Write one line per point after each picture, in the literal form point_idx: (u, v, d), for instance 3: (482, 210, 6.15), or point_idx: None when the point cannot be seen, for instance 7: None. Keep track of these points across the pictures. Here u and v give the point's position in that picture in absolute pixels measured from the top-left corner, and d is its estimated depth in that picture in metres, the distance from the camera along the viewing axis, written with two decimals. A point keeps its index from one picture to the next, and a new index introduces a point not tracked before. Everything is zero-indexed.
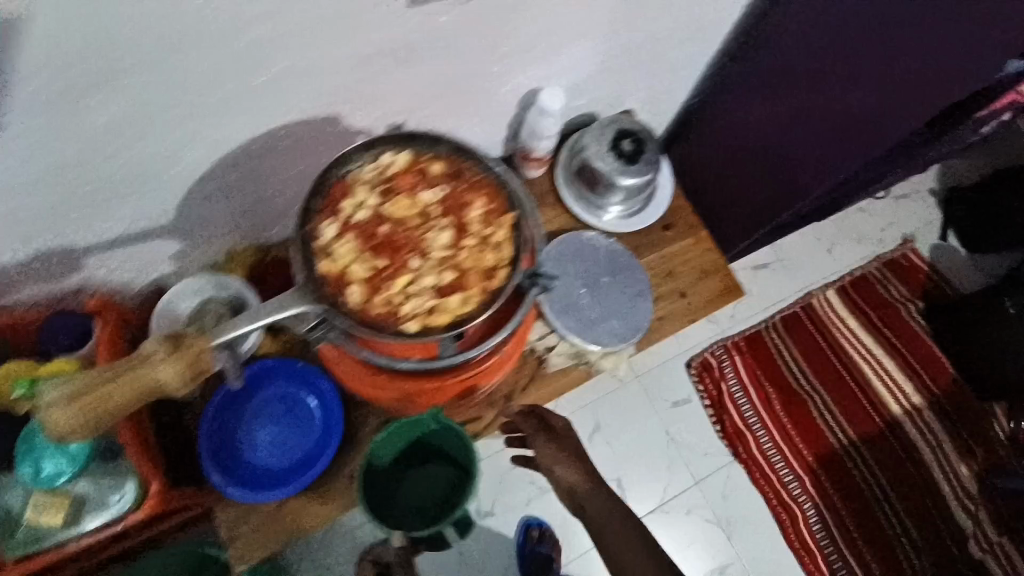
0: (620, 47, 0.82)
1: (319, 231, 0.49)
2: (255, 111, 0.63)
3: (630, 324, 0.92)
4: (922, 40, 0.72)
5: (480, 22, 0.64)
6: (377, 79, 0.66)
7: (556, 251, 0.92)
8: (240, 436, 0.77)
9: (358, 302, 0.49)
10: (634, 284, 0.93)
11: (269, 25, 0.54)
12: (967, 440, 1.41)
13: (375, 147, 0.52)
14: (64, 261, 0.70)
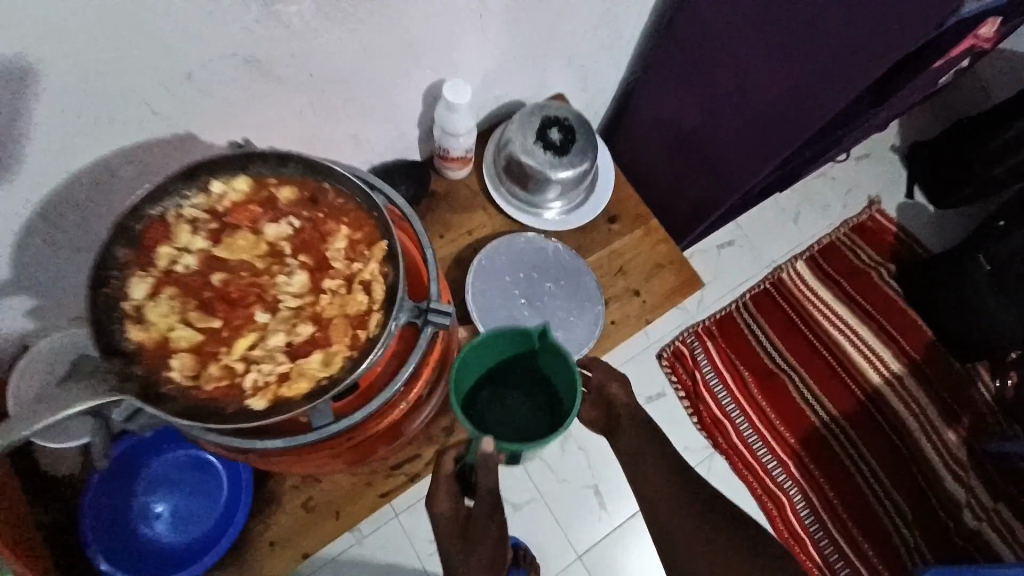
0: (533, 23, 0.72)
1: (136, 289, 0.43)
2: (79, 139, 0.52)
3: (577, 335, 0.81)
4: None
5: (346, 6, 0.53)
6: (231, 86, 0.54)
7: (493, 256, 0.82)
8: (135, 516, 0.69)
9: (190, 370, 0.43)
10: (582, 290, 0.83)
11: (59, 31, 0.43)
12: (949, 404, 1.36)
13: (204, 177, 0.45)
14: None
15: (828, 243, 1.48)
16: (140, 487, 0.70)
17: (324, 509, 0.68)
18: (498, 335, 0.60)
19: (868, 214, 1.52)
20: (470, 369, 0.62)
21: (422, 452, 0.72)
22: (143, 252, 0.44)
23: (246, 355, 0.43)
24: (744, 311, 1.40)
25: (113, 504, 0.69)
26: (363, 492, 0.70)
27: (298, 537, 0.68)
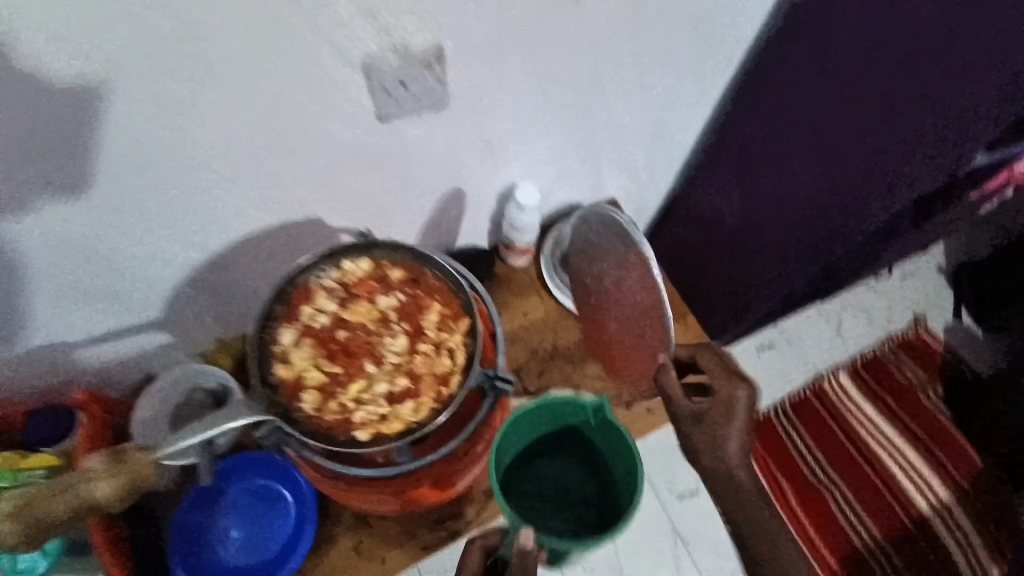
0: (592, 143, 0.87)
1: (278, 338, 0.57)
2: (233, 212, 0.67)
3: None
4: None
5: (450, 129, 0.69)
6: (354, 181, 0.70)
7: None
8: (210, 536, 0.75)
9: (312, 406, 0.55)
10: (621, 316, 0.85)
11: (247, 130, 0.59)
12: (1003, 542, 1.27)
13: (337, 257, 0.59)
14: (55, 352, 0.73)
15: (873, 356, 1.49)
16: (214, 510, 0.76)
17: (368, 555, 0.75)
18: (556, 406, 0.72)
19: (915, 331, 1.53)
20: (518, 436, 0.73)
21: (465, 509, 0.78)
22: (290, 309, 0.58)
23: (356, 398, 0.56)
24: (783, 415, 1.41)
25: (193, 524, 0.75)
26: (405, 542, 0.76)
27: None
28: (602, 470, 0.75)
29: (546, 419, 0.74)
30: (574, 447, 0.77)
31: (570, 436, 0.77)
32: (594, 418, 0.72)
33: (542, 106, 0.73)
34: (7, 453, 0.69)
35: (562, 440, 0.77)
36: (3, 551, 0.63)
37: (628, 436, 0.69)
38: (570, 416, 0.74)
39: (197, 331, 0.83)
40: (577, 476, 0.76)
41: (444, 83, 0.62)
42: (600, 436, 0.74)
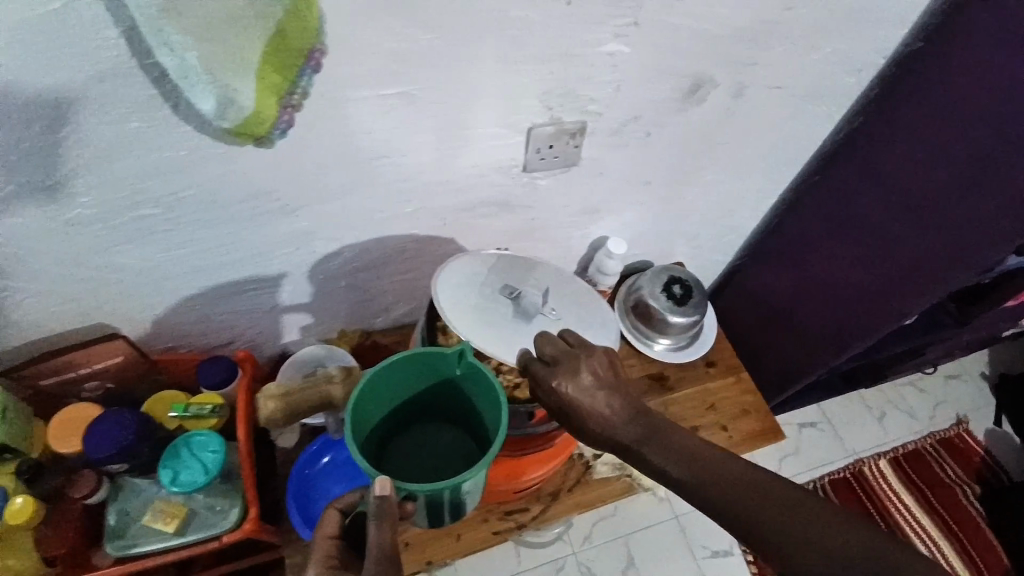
0: (679, 211, 1.02)
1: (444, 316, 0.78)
2: (392, 231, 0.82)
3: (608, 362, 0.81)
4: (917, 243, 0.90)
5: (573, 183, 0.86)
6: (487, 218, 0.86)
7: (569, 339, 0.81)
8: (314, 490, 0.87)
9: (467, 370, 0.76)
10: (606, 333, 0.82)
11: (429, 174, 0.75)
12: None
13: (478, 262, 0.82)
14: (226, 322, 0.87)
15: (914, 450, 1.54)
16: (321, 469, 0.87)
17: (447, 531, 0.89)
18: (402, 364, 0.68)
19: (955, 430, 1.59)
20: (376, 400, 0.70)
21: (529, 507, 0.92)
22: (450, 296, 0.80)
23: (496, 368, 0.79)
24: (820, 492, 1.45)
25: (301, 476, 0.87)
26: (479, 525, 0.90)
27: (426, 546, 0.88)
28: (478, 428, 0.74)
29: (402, 382, 0.71)
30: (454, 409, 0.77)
31: (440, 401, 0.76)
32: (458, 366, 0.69)
33: (647, 180, 0.91)
34: (177, 391, 0.82)
35: (439, 404, 0.77)
36: (173, 463, 0.74)
37: (490, 378, 0.67)
38: (439, 369, 0.70)
39: (328, 321, 0.98)
40: (459, 438, 0.77)
41: (578, 151, 0.80)
42: (470, 389, 0.71)
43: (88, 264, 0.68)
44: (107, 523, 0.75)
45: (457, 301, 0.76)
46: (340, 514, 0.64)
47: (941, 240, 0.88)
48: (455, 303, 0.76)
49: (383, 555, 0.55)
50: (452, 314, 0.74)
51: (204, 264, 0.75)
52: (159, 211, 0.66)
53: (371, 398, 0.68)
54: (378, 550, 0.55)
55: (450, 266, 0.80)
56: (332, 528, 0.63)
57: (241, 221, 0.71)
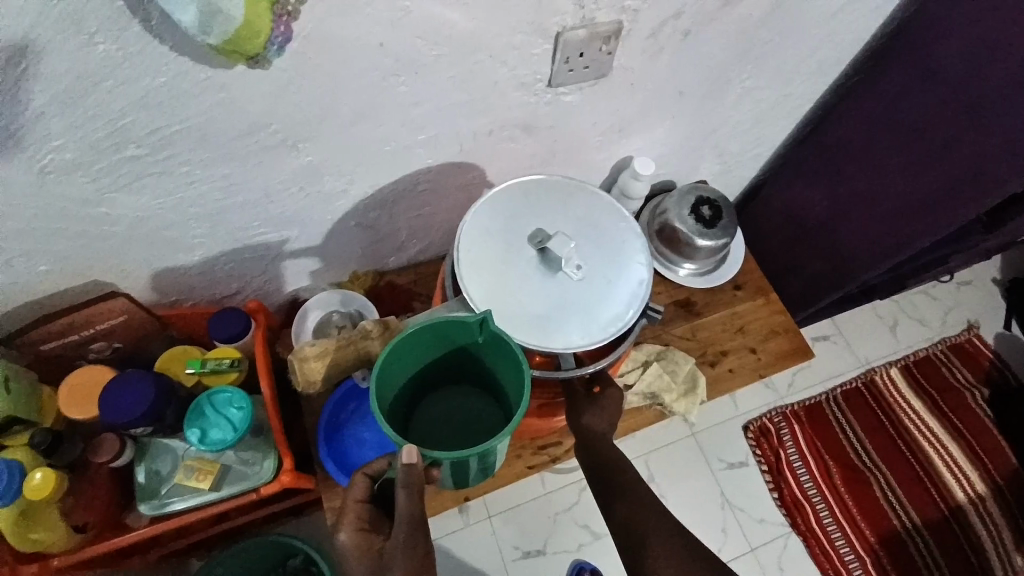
0: (709, 123, 0.94)
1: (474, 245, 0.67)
2: (405, 163, 0.74)
3: (623, 302, 0.64)
4: (973, 148, 0.83)
5: (601, 100, 0.77)
6: (507, 142, 0.78)
7: (605, 272, 0.65)
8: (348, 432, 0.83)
9: None
10: (633, 276, 0.65)
11: (445, 94, 0.66)
12: None
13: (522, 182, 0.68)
14: (231, 270, 0.80)
15: (925, 356, 1.57)
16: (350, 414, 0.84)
17: None
18: (421, 333, 0.60)
19: (966, 336, 1.61)
20: (394, 371, 0.62)
21: (562, 440, 0.91)
22: None
23: None
24: (832, 403, 1.50)
25: (334, 420, 0.84)
26: (514, 462, 0.89)
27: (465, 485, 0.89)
28: (500, 393, 0.67)
29: (422, 349, 0.62)
30: (476, 372, 0.69)
31: (462, 363, 0.68)
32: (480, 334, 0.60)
33: (680, 90, 0.83)
34: (190, 347, 0.78)
35: (460, 366, 0.69)
36: (197, 423, 0.69)
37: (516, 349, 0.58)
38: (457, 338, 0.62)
39: (340, 264, 0.92)
40: (481, 402, 0.70)
41: (610, 59, 0.70)
42: (492, 355, 0.63)
43: (73, 217, 0.61)
44: (138, 483, 0.72)
45: (479, 255, 0.64)
46: (368, 480, 0.64)
47: (999, 147, 0.80)
48: (475, 258, 0.63)
49: (413, 519, 0.56)
50: (467, 274, 0.63)
51: (203, 211, 0.67)
52: (145, 151, 0.57)
53: (392, 365, 0.61)
54: (408, 517, 0.55)
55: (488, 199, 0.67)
56: (360, 492, 0.63)
57: (237, 160, 0.63)
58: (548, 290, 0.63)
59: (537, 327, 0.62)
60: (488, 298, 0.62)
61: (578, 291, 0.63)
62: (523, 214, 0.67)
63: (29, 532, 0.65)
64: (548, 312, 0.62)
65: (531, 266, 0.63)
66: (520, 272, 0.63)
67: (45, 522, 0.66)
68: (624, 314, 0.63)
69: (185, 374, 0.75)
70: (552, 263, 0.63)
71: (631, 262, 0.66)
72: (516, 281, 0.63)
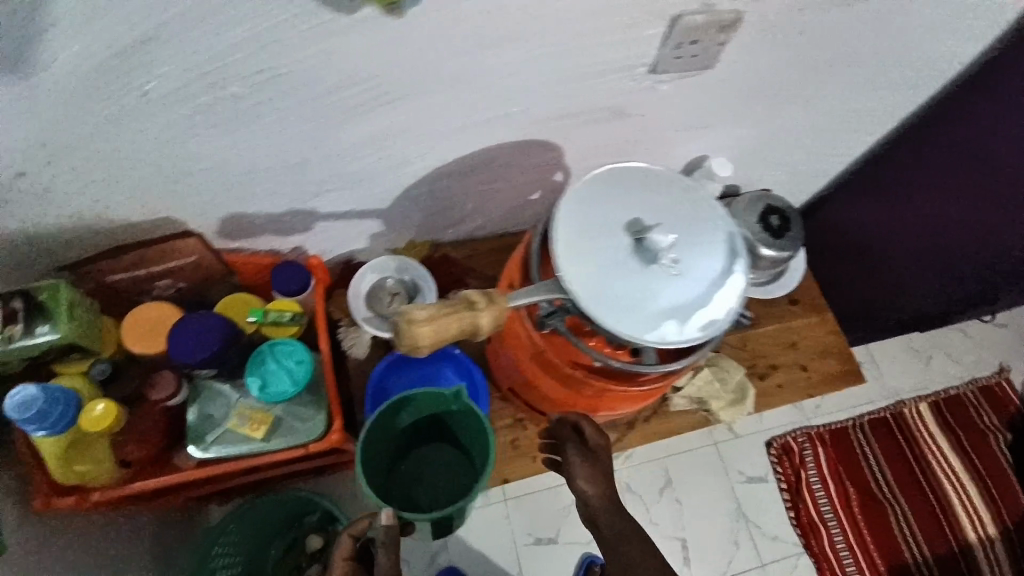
0: (791, 130, 0.91)
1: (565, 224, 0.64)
2: (490, 135, 0.72)
3: (713, 305, 0.59)
4: None
5: (694, 92, 0.75)
6: (592, 125, 0.76)
7: (701, 271, 0.60)
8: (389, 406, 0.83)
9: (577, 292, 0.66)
10: (728, 280, 0.60)
11: (547, 67, 0.63)
12: None
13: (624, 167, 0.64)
14: (297, 223, 0.78)
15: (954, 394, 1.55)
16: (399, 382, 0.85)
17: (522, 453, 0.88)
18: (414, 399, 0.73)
19: (998, 378, 1.58)
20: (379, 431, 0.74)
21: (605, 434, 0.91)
22: None
23: None
24: (857, 430, 1.48)
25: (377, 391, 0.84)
26: None
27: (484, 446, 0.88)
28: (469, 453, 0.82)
29: (408, 413, 0.76)
30: (443, 432, 0.83)
31: (439, 426, 0.82)
32: (453, 404, 0.74)
33: (774, 92, 0.80)
34: (250, 295, 0.76)
35: (439, 429, 0.82)
36: (259, 372, 0.68)
37: (483, 422, 0.71)
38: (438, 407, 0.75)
39: (400, 230, 0.90)
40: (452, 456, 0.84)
41: (718, 51, 0.67)
42: (461, 421, 0.76)
43: (159, 151, 0.59)
44: (190, 423, 0.71)
45: (574, 238, 0.59)
46: (351, 540, 0.74)
47: None
48: (569, 241, 0.58)
49: None
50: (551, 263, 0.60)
51: (284, 160, 0.66)
52: (245, 91, 0.55)
53: (382, 425, 0.74)
54: None
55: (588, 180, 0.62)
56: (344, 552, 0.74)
57: (330, 111, 0.60)
58: (640, 282, 0.58)
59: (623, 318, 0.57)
60: (579, 280, 0.57)
61: (670, 286, 0.58)
62: (618, 199, 0.62)
63: (74, 464, 0.63)
64: (636, 303, 0.58)
65: (626, 257, 0.58)
66: (615, 260, 0.58)
67: (88, 453, 0.64)
68: (716, 318, 0.59)
69: (246, 322, 0.74)
70: (648, 255, 0.58)
71: (726, 269, 0.61)
72: (611, 269, 0.58)
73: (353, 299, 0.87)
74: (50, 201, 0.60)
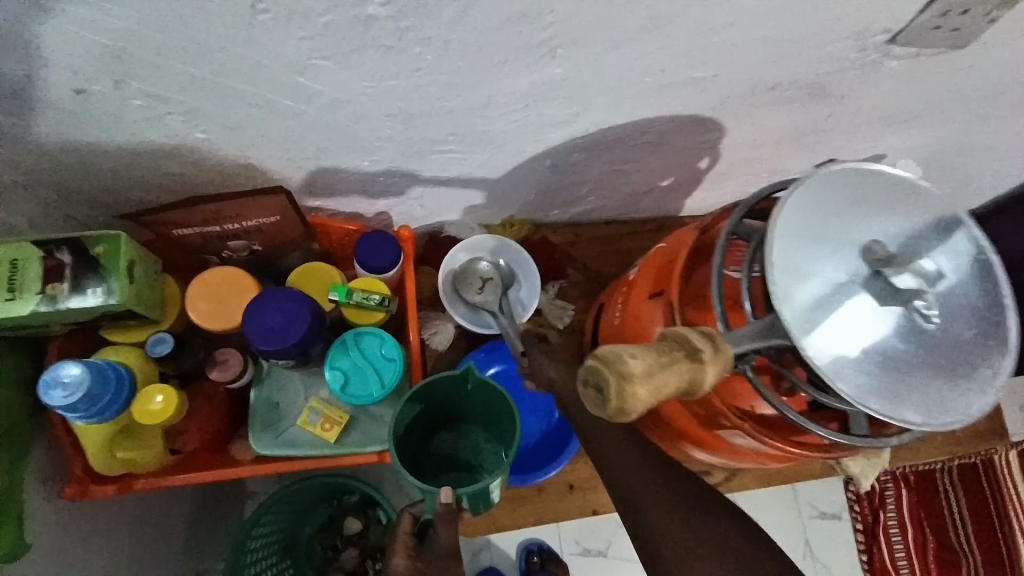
0: (994, 139, 0.74)
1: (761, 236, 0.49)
2: (655, 104, 0.57)
3: (963, 372, 0.43)
4: None
5: (918, 78, 0.58)
6: (776, 106, 0.60)
7: (952, 324, 0.43)
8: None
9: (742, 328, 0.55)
10: (986, 338, 0.43)
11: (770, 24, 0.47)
12: None
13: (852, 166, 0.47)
14: (394, 184, 0.65)
15: None
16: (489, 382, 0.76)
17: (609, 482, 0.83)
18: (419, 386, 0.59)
19: None
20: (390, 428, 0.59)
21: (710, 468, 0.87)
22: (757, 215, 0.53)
23: None
24: None
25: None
26: None
27: (571, 469, 0.81)
28: (492, 427, 0.66)
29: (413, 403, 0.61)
30: (452, 415, 0.67)
31: (447, 407, 0.65)
32: (468, 382, 0.60)
33: (1011, 91, 0.63)
34: (331, 267, 0.64)
35: (448, 412, 0.66)
36: (339, 367, 0.57)
37: (504, 392, 0.59)
38: (445, 386, 0.61)
39: (502, 205, 0.76)
40: (473, 439, 0.68)
41: (988, 26, 0.50)
42: (476, 399, 0.63)
43: (258, 79, 0.45)
44: (254, 409, 0.60)
45: (797, 256, 0.42)
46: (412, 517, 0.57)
47: None
48: (790, 258, 0.42)
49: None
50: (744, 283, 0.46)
51: (404, 108, 0.52)
52: (387, 15, 0.41)
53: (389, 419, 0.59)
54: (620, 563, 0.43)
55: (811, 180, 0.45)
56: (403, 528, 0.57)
57: (480, 53, 0.46)
58: (875, 327, 0.41)
59: (848, 375, 0.41)
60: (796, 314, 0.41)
61: (914, 340, 0.42)
62: (862, 211, 0.44)
63: (115, 450, 0.53)
64: (868, 355, 0.41)
65: (860, 287, 0.42)
66: (851, 295, 0.41)
67: (134, 439, 0.54)
68: (966, 388, 0.42)
69: (326, 300, 0.62)
70: (891, 291, 0.41)
71: (983, 320, 0.44)
72: (844, 306, 0.41)
73: (442, 277, 0.74)
74: (115, 124, 0.47)
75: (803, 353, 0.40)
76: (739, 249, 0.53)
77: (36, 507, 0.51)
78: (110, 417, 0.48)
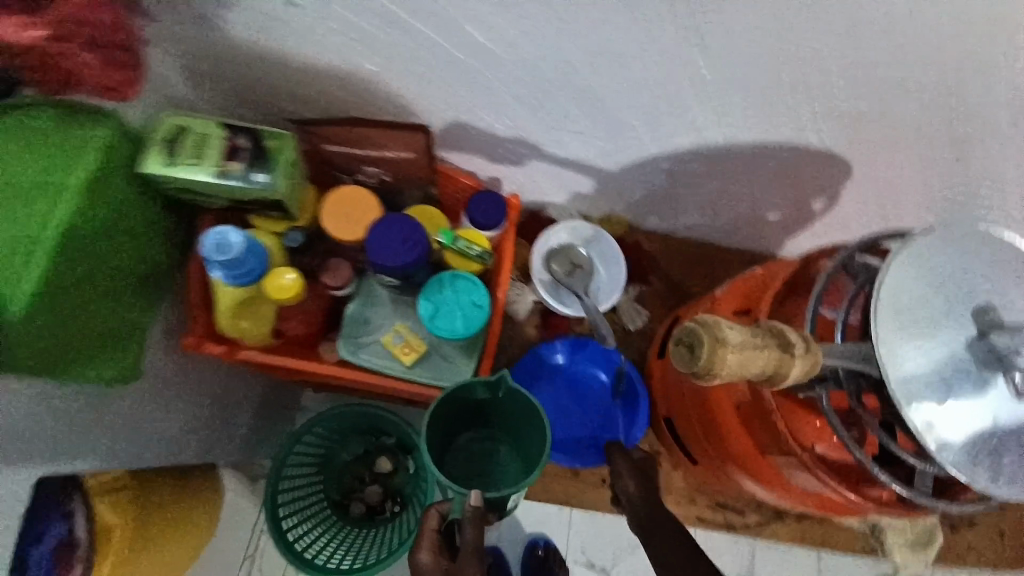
0: None
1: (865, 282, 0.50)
2: (788, 129, 0.58)
3: None
4: None
5: None
6: (913, 160, 0.59)
7: None
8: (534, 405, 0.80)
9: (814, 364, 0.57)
10: None
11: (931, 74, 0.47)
12: None
13: (989, 229, 0.46)
14: (518, 153, 0.70)
15: None
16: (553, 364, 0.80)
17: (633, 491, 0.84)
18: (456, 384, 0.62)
19: None
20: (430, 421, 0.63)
21: (746, 513, 0.85)
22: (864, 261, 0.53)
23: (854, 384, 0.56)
24: None
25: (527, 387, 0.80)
26: (685, 504, 0.85)
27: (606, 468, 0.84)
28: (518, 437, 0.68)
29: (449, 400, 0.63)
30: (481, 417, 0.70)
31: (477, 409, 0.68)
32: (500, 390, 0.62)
33: None
34: (441, 212, 0.69)
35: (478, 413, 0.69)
36: (432, 300, 0.63)
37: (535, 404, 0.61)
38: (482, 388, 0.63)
39: (607, 199, 0.80)
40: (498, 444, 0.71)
41: None
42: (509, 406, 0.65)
43: None
44: (347, 319, 0.66)
45: (909, 300, 0.43)
46: (440, 514, 0.59)
47: None
48: (898, 295, 0.44)
49: None
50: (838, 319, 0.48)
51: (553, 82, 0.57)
52: None
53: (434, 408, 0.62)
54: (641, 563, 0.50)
55: (941, 231, 0.45)
56: (434, 521, 0.58)
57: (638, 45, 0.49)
58: (968, 385, 0.41)
59: (932, 423, 0.41)
60: (892, 351, 0.42)
61: (1008, 411, 0.41)
62: (990, 277, 0.44)
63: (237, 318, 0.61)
64: (954, 410, 0.41)
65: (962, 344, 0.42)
66: (948, 348, 0.42)
67: (252, 312, 0.61)
68: None
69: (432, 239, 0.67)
70: (997, 357, 0.41)
71: None
72: (938, 360, 0.42)
73: (536, 252, 0.78)
74: None
75: (889, 387, 0.41)
76: (840, 290, 0.54)
77: (157, 346, 0.59)
78: (239, 283, 0.56)
